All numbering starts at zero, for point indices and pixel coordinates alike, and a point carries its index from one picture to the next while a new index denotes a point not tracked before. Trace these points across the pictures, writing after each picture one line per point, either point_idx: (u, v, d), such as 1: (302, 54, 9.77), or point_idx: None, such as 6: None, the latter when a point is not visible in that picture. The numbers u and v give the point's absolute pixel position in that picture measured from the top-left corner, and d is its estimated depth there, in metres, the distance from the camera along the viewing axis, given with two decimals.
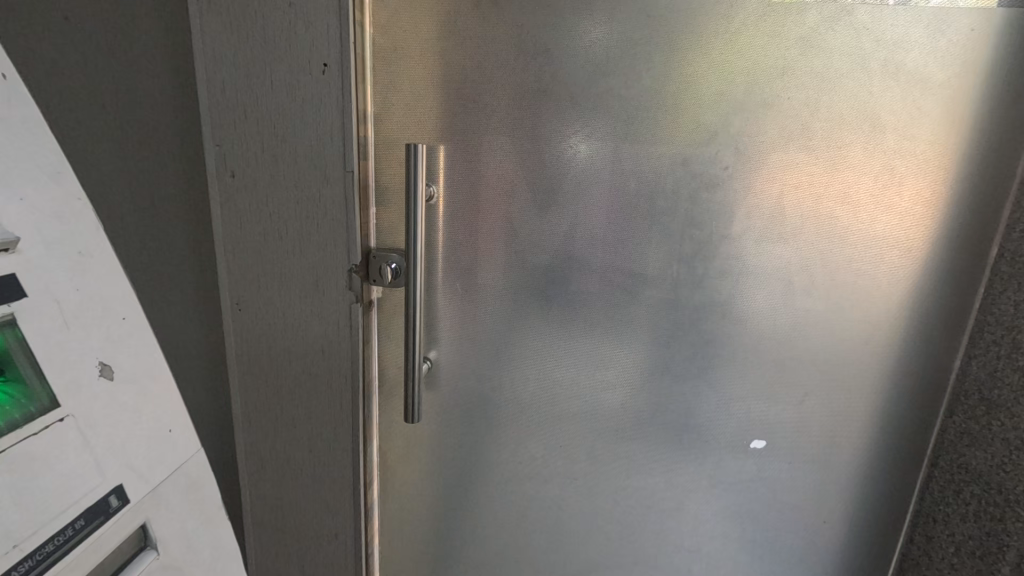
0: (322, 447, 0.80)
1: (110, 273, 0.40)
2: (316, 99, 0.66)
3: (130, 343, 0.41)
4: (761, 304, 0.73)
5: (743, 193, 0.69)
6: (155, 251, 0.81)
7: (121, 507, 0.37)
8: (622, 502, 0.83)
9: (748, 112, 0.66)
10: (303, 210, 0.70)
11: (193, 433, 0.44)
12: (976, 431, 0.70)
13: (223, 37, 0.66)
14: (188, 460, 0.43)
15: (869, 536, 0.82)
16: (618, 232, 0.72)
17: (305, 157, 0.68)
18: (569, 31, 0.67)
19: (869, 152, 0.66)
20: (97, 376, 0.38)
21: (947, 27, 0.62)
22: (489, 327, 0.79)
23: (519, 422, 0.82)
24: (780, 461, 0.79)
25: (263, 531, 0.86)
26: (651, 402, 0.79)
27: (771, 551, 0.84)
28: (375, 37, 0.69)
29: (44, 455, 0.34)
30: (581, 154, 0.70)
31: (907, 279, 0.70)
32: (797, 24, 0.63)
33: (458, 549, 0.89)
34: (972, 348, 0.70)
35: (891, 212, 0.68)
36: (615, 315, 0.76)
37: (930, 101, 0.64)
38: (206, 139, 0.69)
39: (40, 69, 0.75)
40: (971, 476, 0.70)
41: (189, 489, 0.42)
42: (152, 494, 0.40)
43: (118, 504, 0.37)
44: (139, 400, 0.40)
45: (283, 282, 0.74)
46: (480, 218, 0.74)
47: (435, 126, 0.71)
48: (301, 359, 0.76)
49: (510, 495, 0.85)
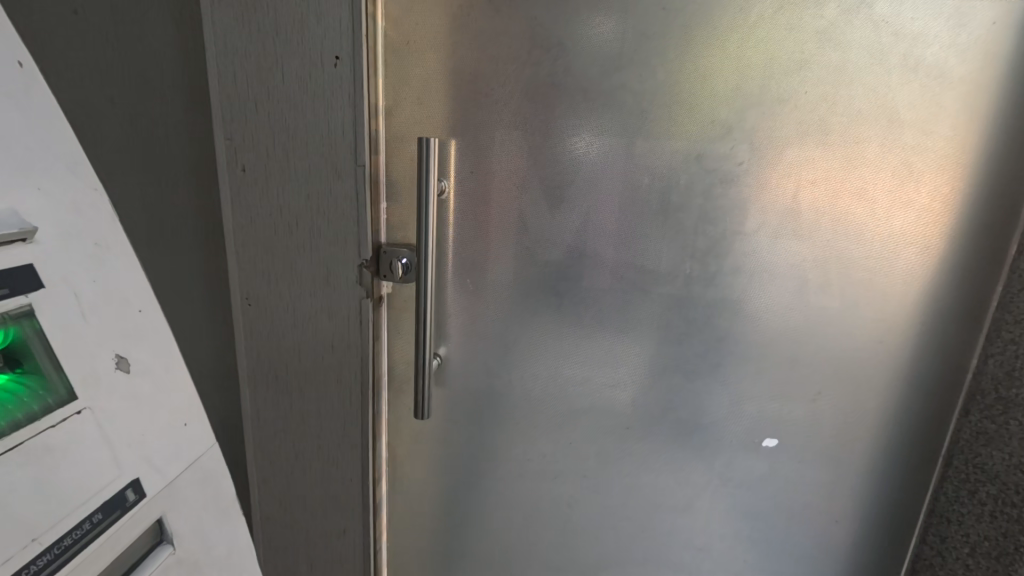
0: (332, 442, 0.80)
1: (126, 264, 0.40)
2: (328, 93, 0.65)
3: (147, 335, 0.40)
4: (774, 302, 0.72)
5: (758, 190, 0.68)
6: (165, 246, 0.81)
7: (137, 501, 0.37)
8: (632, 500, 0.83)
9: (763, 107, 0.65)
10: (315, 205, 0.70)
11: (207, 427, 0.44)
12: (992, 430, 0.69)
13: (233, 29, 0.65)
14: (203, 454, 0.43)
15: (880, 535, 0.81)
16: (631, 228, 0.71)
17: (317, 152, 0.68)
18: (583, 24, 0.66)
19: (887, 148, 0.65)
20: (113, 368, 0.37)
21: (968, 19, 0.61)
22: (499, 324, 0.78)
23: (529, 419, 0.81)
24: (792, 460, 0.79)
25: (271, 527, 0.86)
26: (662, 400, 0.78)
27: (781, 550, 0.84)
28: (386, 30, 0.69)
29: (62, 447, 0.34)
30: (593, 149, 0.69)
31: (924, 277, 0.70)
32: (814, 17, 0.62)
33: (466, 545, 0.89)
34: (989, 346, 0.70)
35: (908, 209, 0.67)
36: (627, 312, 0.75)
37: (949, 96, 0.63)
38: (217, 132, 0.69)
39: (49, 62, 0.75)
40: (987, 476, 0.69)
41: (203, 483, 0.42)
42: (168, 488, 0.39)
43: (134, 498, 0.37)
44: (155, 394, 0.40)
45: (293, 277, 0.73)
46: (491, 214, 0.74)
47: (446, 121, 0.71)
48: (311, 355, 0.76)
49: (520, 492, 0.85)
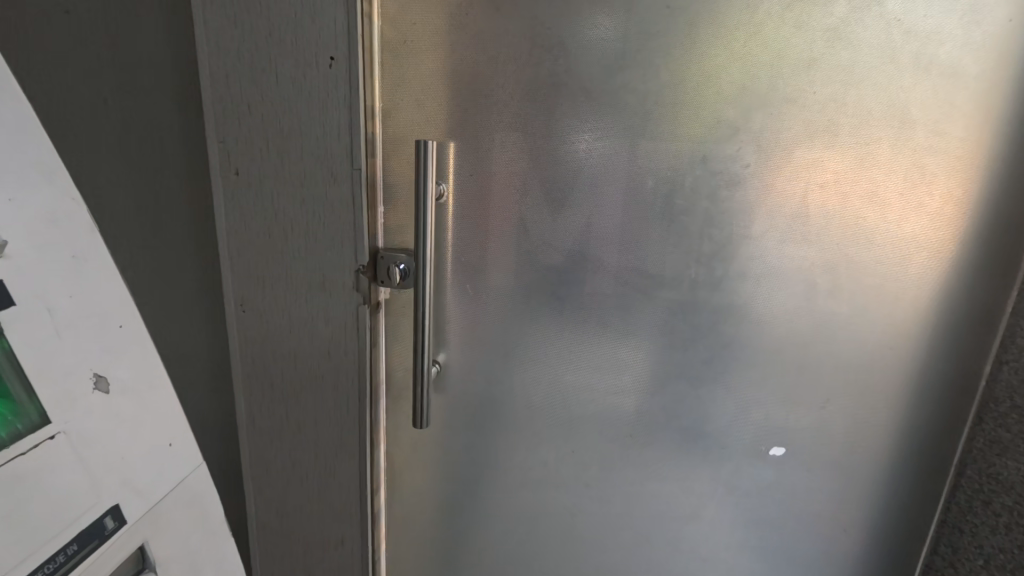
0: (329, 451, 0.78)
1: (106, 277, 0.39)
2: (323, 95, 0.64)
3: (128, 352, 0.40)
4: (782, 307, 0.70)
5: (766, 192, 0.66)
6: (159, 251, 0.79)
7: (117, 529, 0.36)
8: (636, 510, 0.81)
9: (771, 108, 0.63)
10: (310, 210, 0.68)
11: (193, 446, 0.43)
12: (1008, 439, 0.67)
13: (226, 29, 0.63)
14: (189, 475, 0.42)
15: (891, 545, 0.79)
16: (635, 232, 0.70)
17: (313, 155, 0.66)
18: (585, 23, 0.64)
19: (899, 149, 0.63)
20: (91, 389, 0.37)
21: (984, 16, 0.59)
22: (499, 329, 0.76)
23: (530, 427, 0.79)
24: (800, 468, 0.77)
25: (268, 536, 0.85)
26: (667, 408, 0.76)
27: (788, 559, 0.82)
28: (383, 29, 0.67)
29: (35, 475, 0.33)
30: (596, 150, 0.67)
31: (936, 281, 0.68)
32: (824, 15, 0.60)
33: (467, 555, 0.87)
34: (1004, 353, 0.68)
35: (920, 211, 0.65)
36: (631, 318, 0.73)
37: (963, 95, 0.61)
38: (210, 136, 0.67)
39: (39, 63, 0.73)
40: (1002, 487, 0.67)
41: (190, 506, 0.41)
42: (152, 513, 0.38)
43: (114, 526, 0.36)
44: (137, 413, 0.39)
45: (288, 283, 0.71)
46: (491, 217, 0.72)
47: (445, 122, 0.69)
48: (307, 362, 0.74)
49: (521, 501, 0.83)
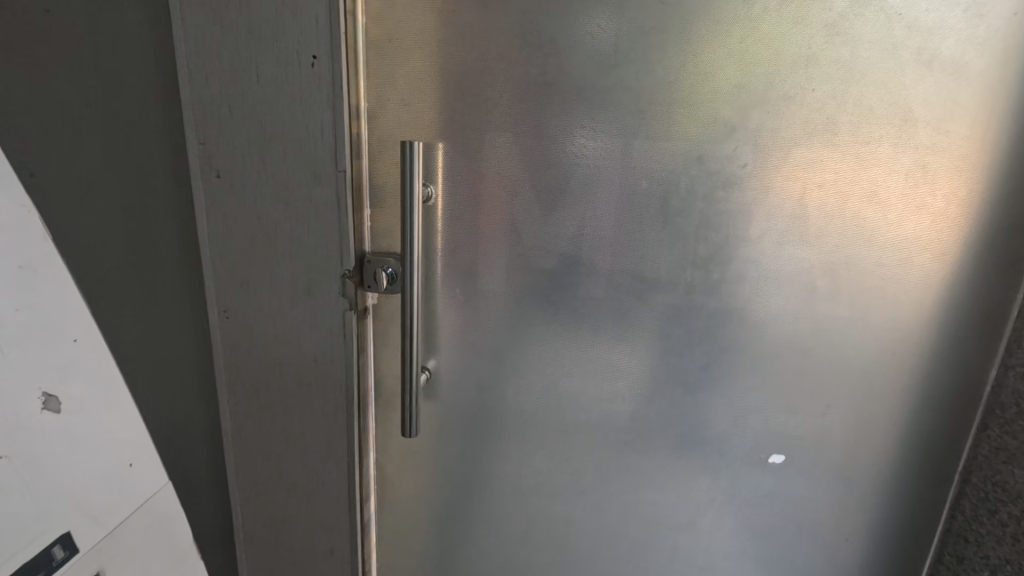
0: (317, 460, 0.76)
1: (59, 299, 0.42)
2: (306, 95, 0.62)
3: (78, 373, 0.43)
4: (781, 311, 0.68)
5: (763, 193, 0.64)
6: (140, 256, 0.77)
7: (66, 558, 0.39)
8: (632, 518, 0.79)
9: (768, 106, 0.61)
10: (294, 213, 0.66)
11: (150, 468, 0.47)
12: (1013, 446, 0.65)
13: (204, 27, 0.61)
14: (142, 499, 0.46)
15: (894, 554, 0.77)
16: (629, 234, 0.68)
17: (296, 157, 0.64)
18: (576, 19, 0.62)
19: (900, 148, 0.61)
20: (42, 411, 0.40)
21: (989, 10, 0.57)
22: (491, 335, 0.74)
23: (523, 435, 0.77)
24: (800, 476, 0.75)
25: (256, 548, 0.83)
26: (663, 415, 0.74)
27: (788, 568, 0.80)
28: (368, 27, 0.65)
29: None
30: (587, 150, 0.65)
31: (939, 284, 0.66)
32: (822, 9, 0.58)
33: (459, 565, 0.85)
34: (1009, 357, 0.66)
35: (923, 212, 0.63)
36: (626, 322, 0.71)
37: (967, 92, 0.59)
38: (190, 138, 0.65)
39: (14, 63, 0.71)
40: (1009, 496, 0.65)
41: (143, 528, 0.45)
42: (105, 538, 0.42)
43: (62, 555, 0.39)
44: (91, 438, 0.43)
45: (272, 288, 0.69)
46: (481, 220, 0.70)
47: (433, 122, 0.67)
48: (293, 369, 0.72)
49: (515, 510, 0.81)
